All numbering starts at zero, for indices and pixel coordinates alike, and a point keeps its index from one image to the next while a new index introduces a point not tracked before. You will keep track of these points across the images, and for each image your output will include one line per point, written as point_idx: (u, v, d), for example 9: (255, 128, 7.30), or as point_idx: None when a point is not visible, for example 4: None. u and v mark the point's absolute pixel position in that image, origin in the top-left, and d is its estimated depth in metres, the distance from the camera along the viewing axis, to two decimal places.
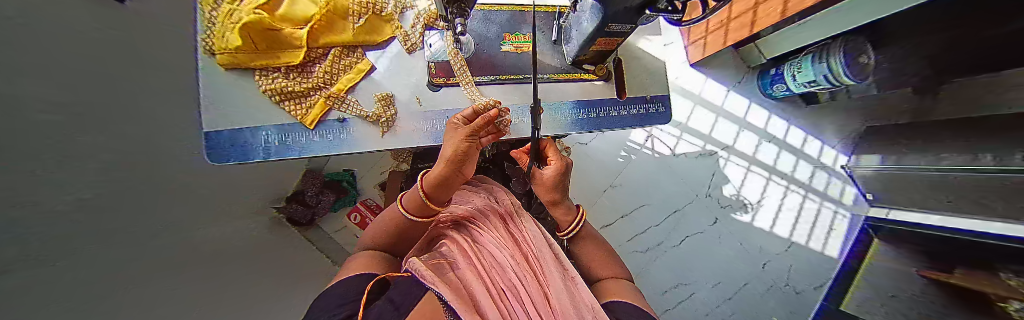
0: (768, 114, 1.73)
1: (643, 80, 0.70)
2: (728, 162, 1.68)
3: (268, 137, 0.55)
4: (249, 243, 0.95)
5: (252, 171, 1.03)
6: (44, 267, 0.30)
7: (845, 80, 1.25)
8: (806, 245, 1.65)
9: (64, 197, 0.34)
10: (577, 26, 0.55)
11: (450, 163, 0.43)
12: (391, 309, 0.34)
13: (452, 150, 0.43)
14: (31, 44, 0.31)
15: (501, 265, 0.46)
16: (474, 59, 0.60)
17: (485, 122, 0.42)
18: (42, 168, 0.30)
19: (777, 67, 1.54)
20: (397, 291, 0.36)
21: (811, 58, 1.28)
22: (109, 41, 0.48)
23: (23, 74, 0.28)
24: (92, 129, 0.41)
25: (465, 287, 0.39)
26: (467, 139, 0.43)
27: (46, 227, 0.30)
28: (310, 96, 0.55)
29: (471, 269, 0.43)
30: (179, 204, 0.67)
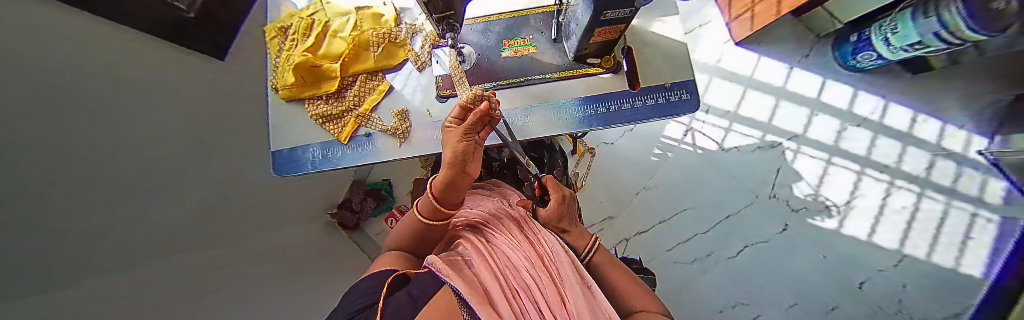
0: (852, 91, 1.39)
1: (659, 66, 0.64)
2: (797, 154, 1.38)
3: (314, 152, 0.66)
4: (301, 248, 1.11)
5: (307, 185, 1.22)
6: (65, 285, 0.35)
7: (971, 34, 0.94)
8: (928, 260, 1.23)
9: (83, 217, 0.39)
10: (575, 21, 0.54)
11: (452, 164, 0.47)
12: (409, 301, 0.34)
13: (451, 153, 0.47)
14: (65, 90, 0.37)
15: (514, 265, 0.45)
16: (478, 68, 0.64)
17: (475, 118, 0.46)
18: (58, 193, 0.35)
19: (860, 31, 1.24)
20: (416, 285, 0.37)
21: (911, 13, 1.01)
22: (181, 92, 0.62)
23: (46, 120, 0.33)
24: (136, 162, 0.50)
25: (479, 282, 0.39)
26: (463, 139, 0.47)
27: (58, 245, 0.35)
28: (344, 117, 0.64)
29: (485, 266, 0.43)
30: (224, 220, 0.80)
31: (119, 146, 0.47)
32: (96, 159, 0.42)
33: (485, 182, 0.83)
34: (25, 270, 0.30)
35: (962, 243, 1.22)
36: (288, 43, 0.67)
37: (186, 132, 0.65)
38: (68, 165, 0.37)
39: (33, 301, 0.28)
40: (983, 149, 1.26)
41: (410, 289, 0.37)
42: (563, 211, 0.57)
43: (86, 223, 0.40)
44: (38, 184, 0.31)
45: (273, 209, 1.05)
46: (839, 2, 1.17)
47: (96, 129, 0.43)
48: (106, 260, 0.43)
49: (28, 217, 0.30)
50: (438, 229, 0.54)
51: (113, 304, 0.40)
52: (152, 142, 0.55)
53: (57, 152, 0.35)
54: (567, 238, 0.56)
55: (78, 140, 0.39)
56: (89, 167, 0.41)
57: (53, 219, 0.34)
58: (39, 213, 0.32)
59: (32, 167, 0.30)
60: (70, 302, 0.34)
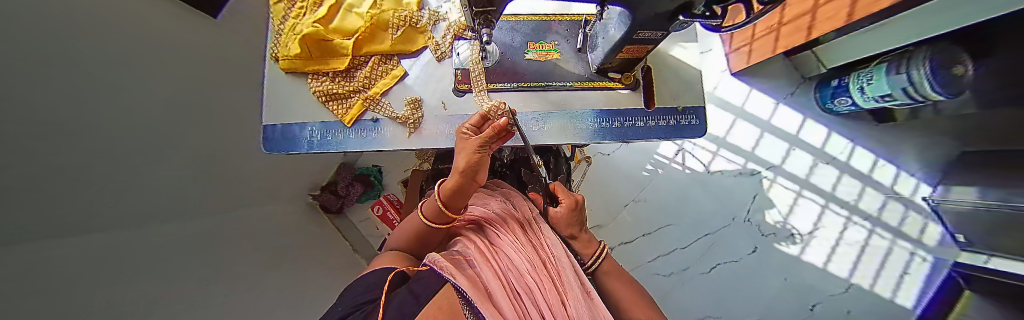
0: (827, 131, 1.52)
1: (674, 88, 0.66)
2: (773, 183, 1.49)
3: (312, 132, 0.61)
4: (286, 228, 1.06)
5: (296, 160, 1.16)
6: (57, 252, 0.31)
7: (931, 93, 1.06)
8: (871, 290, 1.38)
9: (63, 172, 0.35)
10: (604, 34, 0.54)
11: (462, 173, 0.45)
12: (411, 299, 0.29)
13: (464, 161, 0.45)
14: (39, 23, 0.31)
15: (518, 267, 0.43)
16: (499, 66, 0.62)
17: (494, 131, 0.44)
18: (38, 143, 0.30)
19: (840, 77, 1.34)
20: (418, 283, 0.32)
21: (883, 69, 1.10)
22: (150, 44, 0.54)
23: (25, 64, 0.29)
24: (107, 119, 0.44)
25: (480, 279, 0.38)
26: (478, 149, 0.46)
27: (46, 201, 0.31)
28: (350, 98, 0.61)
29: (489, 265, 0.41)
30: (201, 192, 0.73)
31: (88, 96, 0.40)
32: (71, 114, 0.37)
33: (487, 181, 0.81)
34: (18, 223, 0.26)
35: (900, 277, 1.38)
36: (296, 10, 0.62)
37: (169, 91, 0.59)
38: (45, 117, 0.32)
39: (24, 264, 0.25)
40: (925, 196, 1.43)
41: (411, 284, 0.33)
42: (574, 216, 0.54)
43: (72, 181, 0.36)
44: (20, 129, 0.27)
45: (255, 184, 0.97)
46: (828, 48, 1.27)
47: (65, 72, 0.36)
48: (92, 220, 0.40)
49: (9, 168, 0.26)
50: (440, 231, 0.53)
51: (112, 264, 0.38)
52: (128, 98, 0.48)
53: (33, 97, 0.30)
54: (575, 244, 0.56)
55: (50, 84, 0.33)
56: (64, 120, 0.35)
57: (38, 172, 0.30)
58: (24, 164, 0.28)
59: (11, 112, 0.26)
60: (65, 262, 0.31)
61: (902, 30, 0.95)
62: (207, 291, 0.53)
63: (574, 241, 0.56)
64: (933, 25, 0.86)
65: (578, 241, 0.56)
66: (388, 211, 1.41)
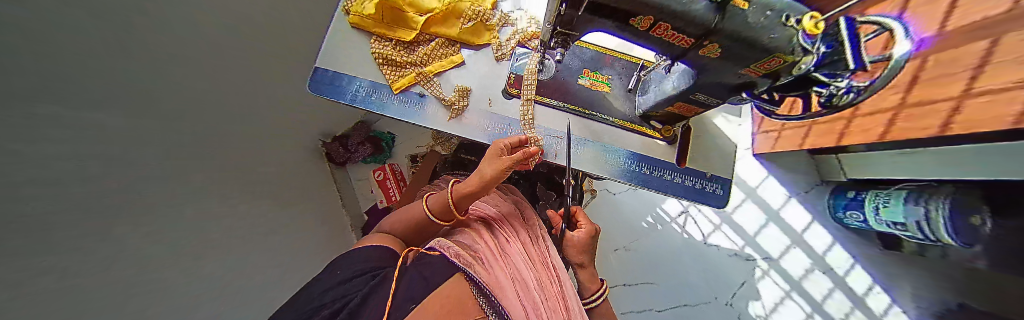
0: (831, 239, 1.51)
1: (707, 153, 0.68)
2: (765, 275, 1.46)
3: (359, 87, 0.63)
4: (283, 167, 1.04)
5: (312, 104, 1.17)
6: (45, 134, 0.29)
7: (944, 236, 1.04)
8: None
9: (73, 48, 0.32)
10: (660, 84, 0.57)
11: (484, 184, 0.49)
12: (424, 285, 0.36)
13: (489, 175, 0.48)
14: None
15: (526, 279, 0.47)
16: (553, 81, 0.64)
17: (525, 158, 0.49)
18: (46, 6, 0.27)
19: (858, 190, 1.33)
20: (431, 271, 0.39)
21: (905, 197, 1.09)
22: None
23: None
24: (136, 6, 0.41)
25: (491, 275, 0.42)
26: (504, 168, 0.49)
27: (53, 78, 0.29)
28: (405, 68, 0.63)
29: (503, 270, 0.45)
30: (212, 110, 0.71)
31: None
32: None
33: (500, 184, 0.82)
34: (21, 90, 0.24)
35: None
36: None
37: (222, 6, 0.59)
38: None
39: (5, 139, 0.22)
40: None
41: (410, 270, 0.40)
42: (590, 244, 0.55)
43: (100, 88, 0.38)
44: None
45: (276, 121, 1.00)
46: (857, 157, 1.29)
47: None
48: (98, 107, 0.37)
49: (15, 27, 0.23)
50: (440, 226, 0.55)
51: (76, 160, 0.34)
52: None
53: None
54: (580, 273, 0.55)
55: None
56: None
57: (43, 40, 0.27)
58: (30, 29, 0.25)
59: None
60: (43, 147, 0.28)
61: (950, 163, 0.95)
62: (180, 224, 0.54)
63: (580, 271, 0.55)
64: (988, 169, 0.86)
65: (584, 273, 0.55)
66: (388, 180, 1.43)
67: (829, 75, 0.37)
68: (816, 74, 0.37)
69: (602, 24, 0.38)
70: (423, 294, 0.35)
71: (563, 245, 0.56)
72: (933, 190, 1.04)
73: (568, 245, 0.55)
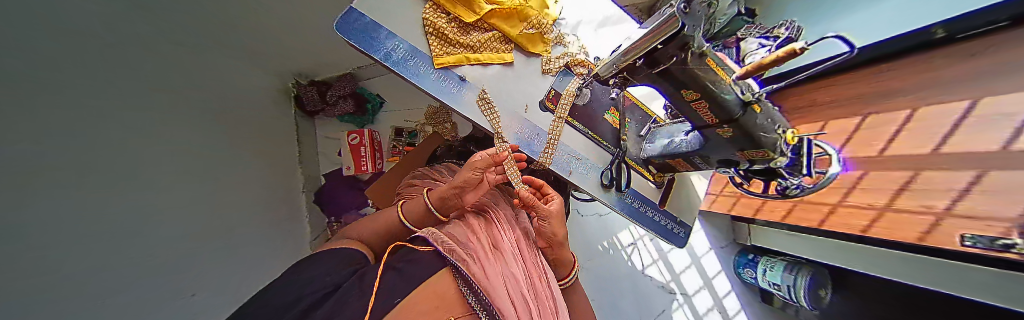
0: (730, 289, 1.76)
1: (678, 202, 0.82)
2: (680, 307, 1.68)
3: (396, 47, 0.59)
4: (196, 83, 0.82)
5: (286, 44, 1.06)
6: None
7: (802, 299, 1.33)
8: None
9: None
10: (667, 138, 0.68)
11: (454, 186, 0.57)
12: (405, 283, 0.39)
13: (461, 176, 0.57)
14: None
15: (517, 274, 0.49)
16: (584, 108, 0.71)
17: (490, 160, 0.57)
18: None
19: (756, 254, 1.63)
20: (410, 269, 0.41)
21: (783, 265, 1.38)
22: None
23: None
24: None
25: (485, 269, 0.43)
26: (474, 171, 0.56)
27: None
28: (455, 48, 0.62)
29: (491, 264, 0.47)
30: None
31: None
32: None
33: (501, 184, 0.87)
34: None
35: None
36: None
37: None
38: None
39: None
40: None
41: (396, 265, 0.43)
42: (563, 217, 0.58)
43: None
44: None
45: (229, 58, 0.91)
46: (759, 231, 1.63)
47: None
48: None
49: None
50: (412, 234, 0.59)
51: None
52: None
53: None
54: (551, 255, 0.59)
55: None
56: None
57: None
58: None
59: None
60: None
61: (817, 245, 1.25)
62: (110, 175, 0.53)
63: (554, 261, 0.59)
64: (848, 257, 1.13)
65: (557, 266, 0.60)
66: (362, 145, 1.34)
67: (790, 173, 0.50)
68: (780, 170, 0.50)
69: (658, 81, 0.46)
70: (411, 288, 0.38)
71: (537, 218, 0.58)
72: (803, 264, 1.35)
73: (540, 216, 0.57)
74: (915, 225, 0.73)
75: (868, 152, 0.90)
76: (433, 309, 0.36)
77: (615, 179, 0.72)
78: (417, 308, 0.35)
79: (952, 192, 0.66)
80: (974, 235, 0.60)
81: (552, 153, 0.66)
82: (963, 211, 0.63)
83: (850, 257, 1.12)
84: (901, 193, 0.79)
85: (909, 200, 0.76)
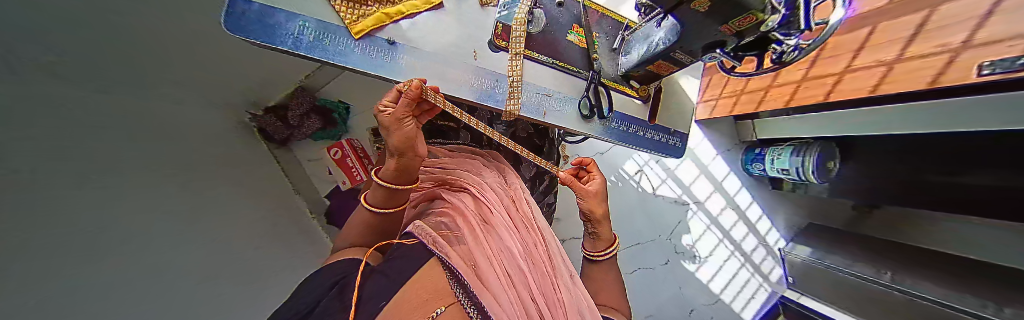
0: (741, 185, 1.77)
1: (671, 113, 0.77)
2: (695, 215, 1.75)
3: (303, 29, 0.46)
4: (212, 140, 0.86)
5: (264, 76, 1.02)
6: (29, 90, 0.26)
7: (811, 176, 1.33)
8: (737, 312, 1.70)
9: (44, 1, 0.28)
10: (641, 43, 0.60)
11: (400, 153, 0.48)
12: (386, 282, 0.38)
13: (396, 140, 0.47)
14: None
15: (509, 249, 0.50)
16: (542, 37, 0.63)
17: (411, 98, 0.45)
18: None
19: (762, 147, 1.59)
20: (392, 268, 0.40)
21: (791, 150, 1.36)
22: None
23: None
24: None
25: (471, 255, 0.45)
26: (406, 120, 0.47)
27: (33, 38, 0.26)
28: (367, 6, 0.51)
29: (479, 248, 0.47)
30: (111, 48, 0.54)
31: None
32: None
33: (485, 150, 0.82)
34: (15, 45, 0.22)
35: (755, 306, 1.70)
36: None
37: None
38: None
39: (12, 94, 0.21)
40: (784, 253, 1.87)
41: (378, 267, 0.41)
42: (601, 194, 0.62)
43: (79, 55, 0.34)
44: None
45: None
46: (761, 123, 1.57)
47: None
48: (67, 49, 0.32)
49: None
50: (392, 216, 0.54)
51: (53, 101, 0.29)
52: None
53: None
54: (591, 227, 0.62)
55: None
56: None
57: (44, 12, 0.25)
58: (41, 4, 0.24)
59: None
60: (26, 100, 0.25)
61: (818, 123, 1.21)
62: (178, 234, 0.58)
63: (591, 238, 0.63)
64: (868, 121, 1.05)
65: (590, 241, 0.64)
66: (347, 157, 1.31)
67: (783, 35, 0.43)
68: (773, 33, 0.43)
69: None
70: (393, 291, 0.37)
71: (579, 196, 0.62)
72: (810, 143, 1.31)
73: (581, 195, 0.62)
74: (926, 70, 0.71)
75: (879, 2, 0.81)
76: (426, 299, 0.36)
77: (594, 107, 0.66)
78: (408, 299, 0.36)
79: (976, 18, 0.61)
80: (994, 61, 0.58)
81: (522, 98, 0.60)
82: (985, 38, 0.59)
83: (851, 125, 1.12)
84: (912, 40, 0.73)
85: (921, 45, 0.71)
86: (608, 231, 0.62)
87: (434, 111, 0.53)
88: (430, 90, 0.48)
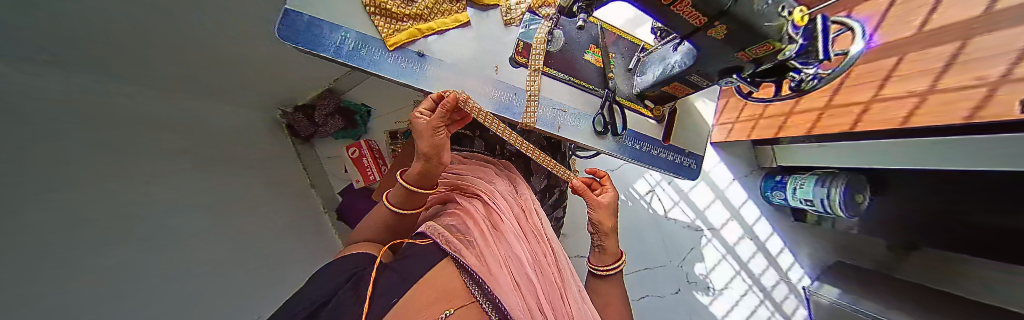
0: (760, 214, 1.68)
1: (687, 133, 0.77)
2: (709, 242, 1.67)
3: (344, 40, 0.51)
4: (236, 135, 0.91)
5: (297, 80, 1.10)
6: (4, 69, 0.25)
7: (838, 210, 1.25)
8: None
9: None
10: (657, 65, 0.62)
11: (427, 158, 0.51)
12: (399, 279, 0.39)
13: (426, 145, 0.50)
14: None
15: (519, 256, 0.50)
16: (560, 55, 0.66)
17: (446, 110, 0.48)
18: None
19: (783, 175, 1.52)
20: (405, 265, 0.41)
21: (815, 180, 1.29)
22: None
23: None
24: None
25: (484, 257, 0.45)
26: (437, 128, 0.50)
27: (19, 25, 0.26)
28: (403, 22, 0.56)
29: (491, 252, 0.47)
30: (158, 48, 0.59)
31: None
32: None
33: (497, 160, 0.84)
34: None
35: None
36: None
37: None
38: None
39: None
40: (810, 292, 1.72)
41: (392, 264, 0.42)
42: (612, 207, 0.61)
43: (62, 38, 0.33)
44: None
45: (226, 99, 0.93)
46: (782, 150, 1.52)
47: None
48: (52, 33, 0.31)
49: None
50: (406, 218, 0.56)
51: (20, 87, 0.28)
52: None
53: None
54: (602, 240, 0.61)
55: None
56: None
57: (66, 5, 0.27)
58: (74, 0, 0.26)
59: None
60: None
61: (844, 153, 1.16)
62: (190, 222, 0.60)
63: (600, 253, 0.61)
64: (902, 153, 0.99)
65: (595, 254, 0.62)
66: (364, 158, 1.36)
67: (803, 63, 0.43)
68: (792, 62, 0.43)
69: None
70: (406, 287, 0.37)
71: (590, 208, 0.62)
72: (837, 173, 1.25)
73: (593, 206, 0.61)
74: (964, 102, 0.67)
75: (905, 33, 0.78)
76: (435, 299, 0.37)
77: (608, 124, 0.67)
78: (419, 297, 0.36)
79: (1014, 52, 0.59)
80: None
81: (539, 111, 0.63)
82: None
83: (881, 157, 1.06)
84: (946, 72, 0.70)
85: (956, 77, 0.68)
86: (614, 245, 0.62)
87: (464, 120, 0.57)
88: (463, 96, 0.51)
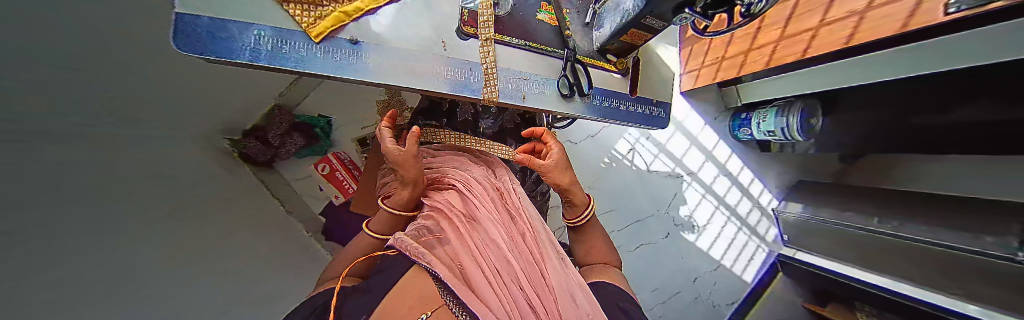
0: (731, 151, 1.80)
1: (653, 84, 0.77)
2: (690, 187, 1.77)
3: (261, 38, 0.42)
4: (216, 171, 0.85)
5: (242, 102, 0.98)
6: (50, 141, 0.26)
7: (796, 135, 1.39)
8: (739, 275, 1.74)
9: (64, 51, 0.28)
10: (613, 13, 0.59)
11: None
12: (369, 296, 0.39)
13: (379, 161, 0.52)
14: None
15: (493, 241, 0.49)
16: (510, 19, 0.61)
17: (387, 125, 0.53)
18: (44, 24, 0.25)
19: (747, 111, 1.61)
20: (376, 280, 0.42)
21: (775, 112, 1.40)
22: None
23: None
24: None
25: (454, 257, 0.45)
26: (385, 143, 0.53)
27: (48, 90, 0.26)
28: (322, 5, 0.47)
29: (462, 248, 0.46)
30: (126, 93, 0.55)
31: None
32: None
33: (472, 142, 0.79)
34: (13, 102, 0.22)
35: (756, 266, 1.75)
36: None
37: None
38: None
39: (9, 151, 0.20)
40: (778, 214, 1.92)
41: (366, 283, 0.43)
42: (563, 160, 0.61)
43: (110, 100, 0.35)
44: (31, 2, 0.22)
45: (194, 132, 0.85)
46: (741, 89, 1.60)
47: None
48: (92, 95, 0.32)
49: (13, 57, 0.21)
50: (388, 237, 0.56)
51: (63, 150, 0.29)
52: None
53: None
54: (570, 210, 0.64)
55: None
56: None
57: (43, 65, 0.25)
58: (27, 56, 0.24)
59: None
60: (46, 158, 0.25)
61: (800, 80, 1.23)
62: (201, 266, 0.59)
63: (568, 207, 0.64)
64: (845, 70, 1.07)
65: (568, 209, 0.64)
66: (336, 171, 1.33)
67: None
68: None
69: None
70: (374, 304, 0.38)
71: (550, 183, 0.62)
72: (795, 101, 1.34)
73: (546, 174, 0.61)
74: (897, 14, 0.71)
75: None
76: (412, 306, 0.36)
77: (573, 85, 0.65)
78: (393, 312, 0.36)
79: None
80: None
81: (500, 85, 0.59)
82: None
83: (827, 78, 1.14)
84: None
85: None
86: (581, 195, 0.63)
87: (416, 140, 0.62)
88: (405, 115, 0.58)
